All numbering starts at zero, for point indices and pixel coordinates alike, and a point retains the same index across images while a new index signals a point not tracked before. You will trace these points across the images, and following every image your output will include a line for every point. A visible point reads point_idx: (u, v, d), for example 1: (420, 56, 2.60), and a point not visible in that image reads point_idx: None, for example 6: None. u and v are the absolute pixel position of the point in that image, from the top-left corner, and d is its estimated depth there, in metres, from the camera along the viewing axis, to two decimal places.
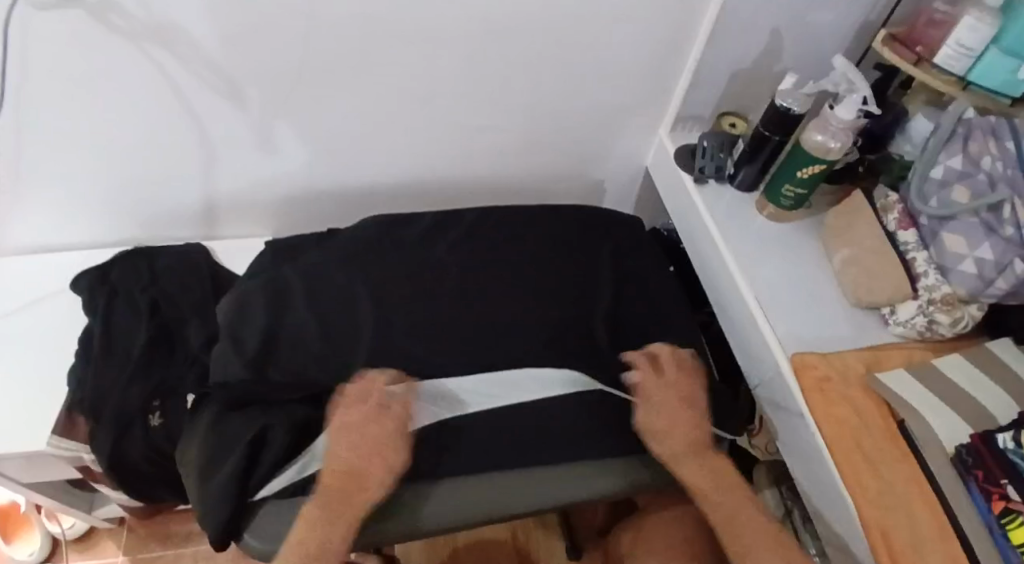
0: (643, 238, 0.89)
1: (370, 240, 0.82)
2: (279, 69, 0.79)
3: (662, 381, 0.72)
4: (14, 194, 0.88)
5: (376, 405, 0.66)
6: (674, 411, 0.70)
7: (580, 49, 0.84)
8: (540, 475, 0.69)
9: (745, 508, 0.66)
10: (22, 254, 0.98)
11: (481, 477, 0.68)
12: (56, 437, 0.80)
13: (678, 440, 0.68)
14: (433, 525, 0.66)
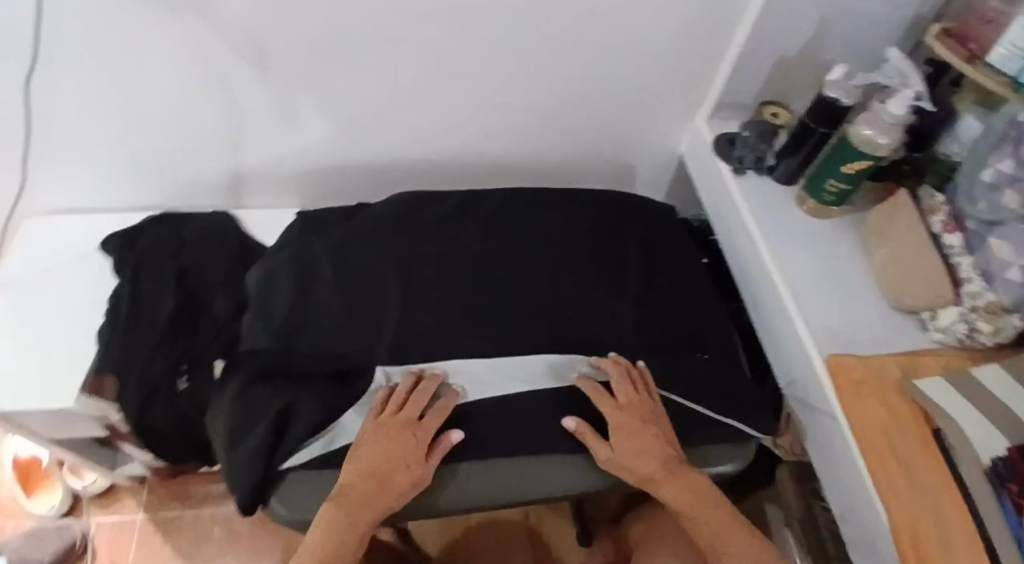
0: (677, 227, 0.87)
1: (396, 215, 0.82)
2: (306, 39, 0.78)
3: (617, 404, 0.68)
4: (46, 156, 0.89)
5: (412, 413, 0.65)
6: (637, 436, 0.66)
7: (617, 31, 0.81)
8: (531, 465, 0.69)
9: (730, 523, 0.64)
10: (52, 215, 0.99)
11: (476, 464, 0.68)
12: (85, 395, 0.81)
13: (646, 467, 0.65)
14: (434, 508, 0.67)
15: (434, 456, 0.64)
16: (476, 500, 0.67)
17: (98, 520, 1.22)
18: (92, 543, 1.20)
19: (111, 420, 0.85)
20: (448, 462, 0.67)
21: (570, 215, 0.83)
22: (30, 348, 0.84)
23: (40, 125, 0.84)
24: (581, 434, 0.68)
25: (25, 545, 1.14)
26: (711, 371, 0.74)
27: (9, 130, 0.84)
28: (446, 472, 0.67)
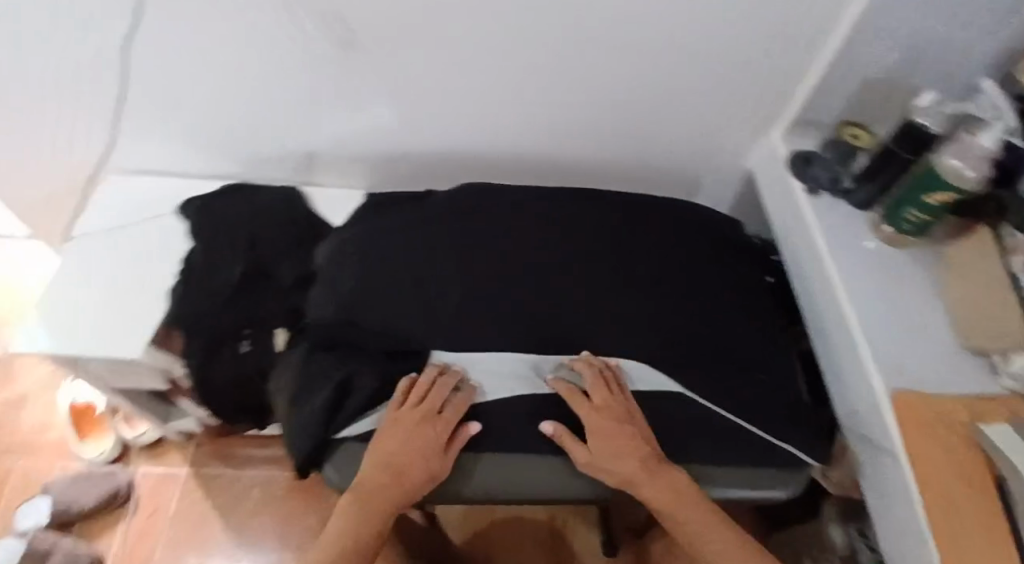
0: (743, 241, 0.86)
1: (462, 203, 0.83)
2: (391, 28, 0.79)
3: (594, 405, 0.69)
4: (133, 119, 0.93)
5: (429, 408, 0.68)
6: (614, 438, 0.67)
7: (699, 43, 0.81)
8: (524, 462, 0.69)
9: (714, 525, 0.65)
10: (133, 174, 1.04)
11: (475, 456, 0.69)
12: (152, 347, 0.86)
13: (626, 469, 0.66)
14: (444, 491, 0.69)
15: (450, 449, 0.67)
16: (486, 489, 0.68)
17: (145, 470, 1.28)
18: (137, 490, 1.26)
19: (175, 372, 0.91)
20: (472, 449, 0.69)
21: (634, 219, 0.83)
22: (103, 303, 0.89)
23: (134, 89, 0.89)
24: (558, 437, 0.69)
25: (73, 488, 1.21)
26: (772, 395, 0.73)
27: (106, 89, 0.88)
28: (466, 458, 0.69)
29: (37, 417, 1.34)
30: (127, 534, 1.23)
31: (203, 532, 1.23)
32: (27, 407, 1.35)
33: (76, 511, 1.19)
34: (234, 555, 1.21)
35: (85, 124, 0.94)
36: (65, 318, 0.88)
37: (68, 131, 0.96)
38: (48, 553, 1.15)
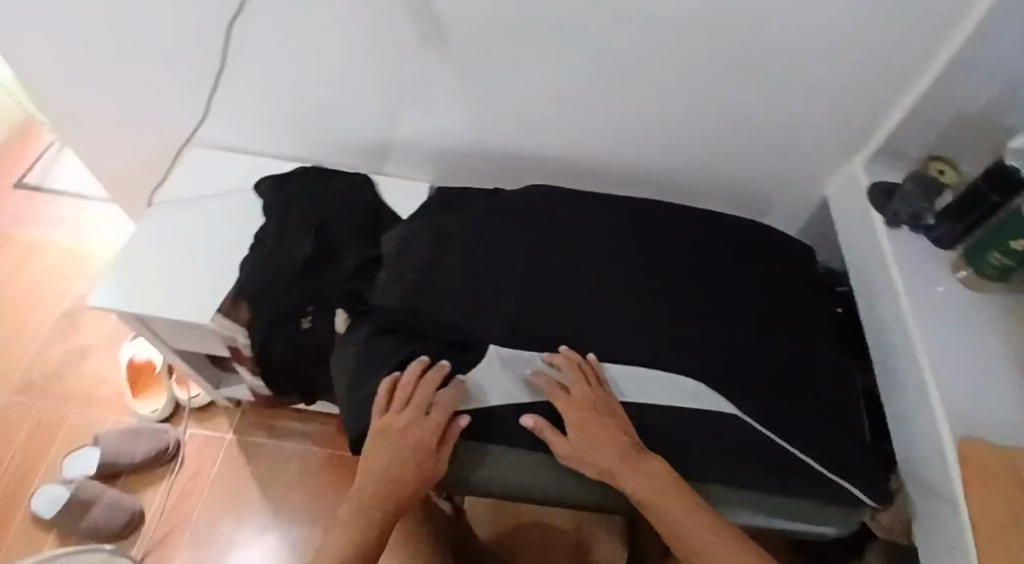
0: (812, 269, 0.85)
1: (533, 203, 0.84)
2: (482, 25, 0.81)
3: (571, 397, 0.70)
4: (230, 89, 0.99)
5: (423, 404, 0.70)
6: (592, 431, 0.68)
7: (786, 66, 0.80)
8: (522, 459, 0.72)
9: (693, 518, 0.63)
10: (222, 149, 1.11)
11: (479, 447, 0.73)
12: (219, 315, 0.92)
13: (604, 461, 0.66)
14: (476, 483, 0.72)
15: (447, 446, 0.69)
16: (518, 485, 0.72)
17: (192, 431, 1.33)
18: (183, 449, 1.31)
19: (240, 343, 0.95)
20: (506, 445, 0.73)
21: (702, 235, 0.83)
22: (178, 268, 0.96)
23: (231, 59, 0.94)
24: (540, 432, 0.70)
25: (123, 441, 1.26)
26: (832, 429, 0.72)
27: (206, 58, 0.94)
28: (499, 453, 0.72)
29: (98, 369, 1.41)
30: (169, 490, 1.27)
31: (239, 498, 1.27)
32: (90, 358, 1.42)
33: (124, 462, 1.25)
34: (267, 524, 1.24)
35: (183, 92, 1.01)
36: (140, 278, 0.95)
37: (168, 96, 1.03)
38: (94, 501, 1.19)
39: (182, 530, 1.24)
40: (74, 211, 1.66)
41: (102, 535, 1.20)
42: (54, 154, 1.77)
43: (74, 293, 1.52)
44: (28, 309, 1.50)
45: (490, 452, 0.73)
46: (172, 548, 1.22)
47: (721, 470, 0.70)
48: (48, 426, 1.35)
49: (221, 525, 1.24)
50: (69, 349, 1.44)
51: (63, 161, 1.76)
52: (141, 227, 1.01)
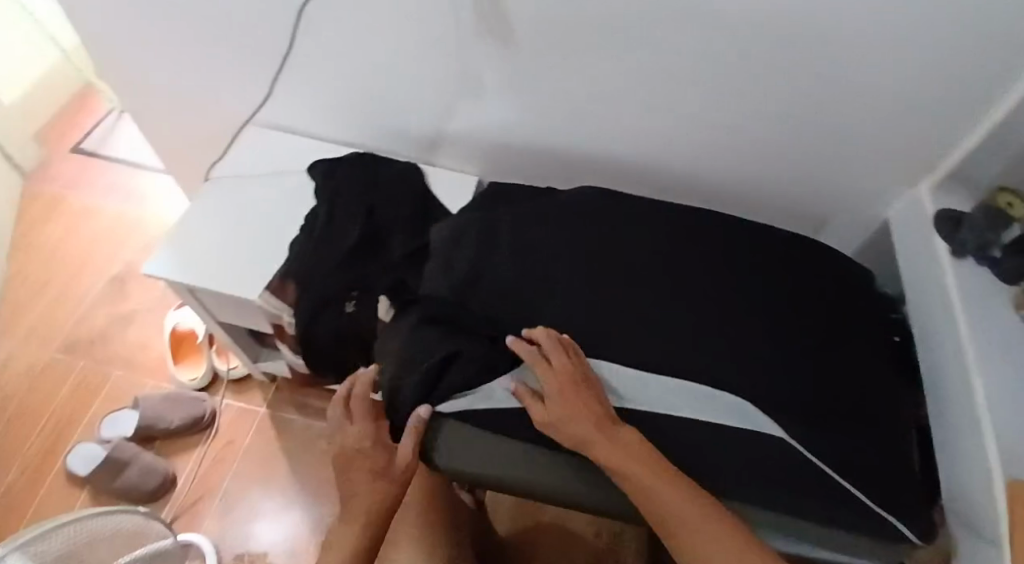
0: (864, 291, 0.84)
1: (587, 203, 0.84)
2: (551, 22, 0.82)
3: (550, 366, 0.69)
4: (299, 67, 1.03)
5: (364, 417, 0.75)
6: (569, 402, 0.68)
7: (856, 83, 0.79)
8: (488, 440, 0.75)
9: (664, 490, 0.64)
10: (274, 130, 1.17)
11: (456, 424, 0.76)
12: (266, 293, 0.95)
13: (584, 433, 0.67)
14: (478, 468, 0.75)
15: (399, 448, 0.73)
16: (518, 472, 0.74)
17: (228, 402, 1.36)
18: (218, 419, 1.34)
19: (285, 321, 0.98)
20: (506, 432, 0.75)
21: (755, 250, 0.82)
22: (231, 242, 1.00)
23: (300, 36, 0.97)
24: (520, 394, 0.72)
25: (162, 406, 1.29)
26: (876, 459, 0.71)
27: (280, 34, 0.98)
28: (499, 438, 0.75)
29: (142, 334, 1.45)
30: (202, 458, 1.31)
31: (268, 471, 1.29)
32: (135, 323, 1.47)
33: (161, 428, 1.28)
34: (293, 499, 1.26)
35: (258, 65, 1.05)
36: (192, 249, 1.00)
37: (242, 70, 1.07)
38: (129, 462, 1.23)
39: (211, 497, 1.27)
40: (133, 179, 1.71)
41: (135, 496, 1.24)
42: (115, 122, 1.82)
43: (124, 257, 1.57)
44: (80, 271, 1.56)
45: (491, 438, 0.75)
46: (201, 514, 1.25)
47: (760, 487, 0.70)
48: (90, 385, 1.39)
49: (248, 496, 1.27)
50: (116, 313, 1.48)
51: (123, 129, 1.81)
52: (197, 199, 1.06)
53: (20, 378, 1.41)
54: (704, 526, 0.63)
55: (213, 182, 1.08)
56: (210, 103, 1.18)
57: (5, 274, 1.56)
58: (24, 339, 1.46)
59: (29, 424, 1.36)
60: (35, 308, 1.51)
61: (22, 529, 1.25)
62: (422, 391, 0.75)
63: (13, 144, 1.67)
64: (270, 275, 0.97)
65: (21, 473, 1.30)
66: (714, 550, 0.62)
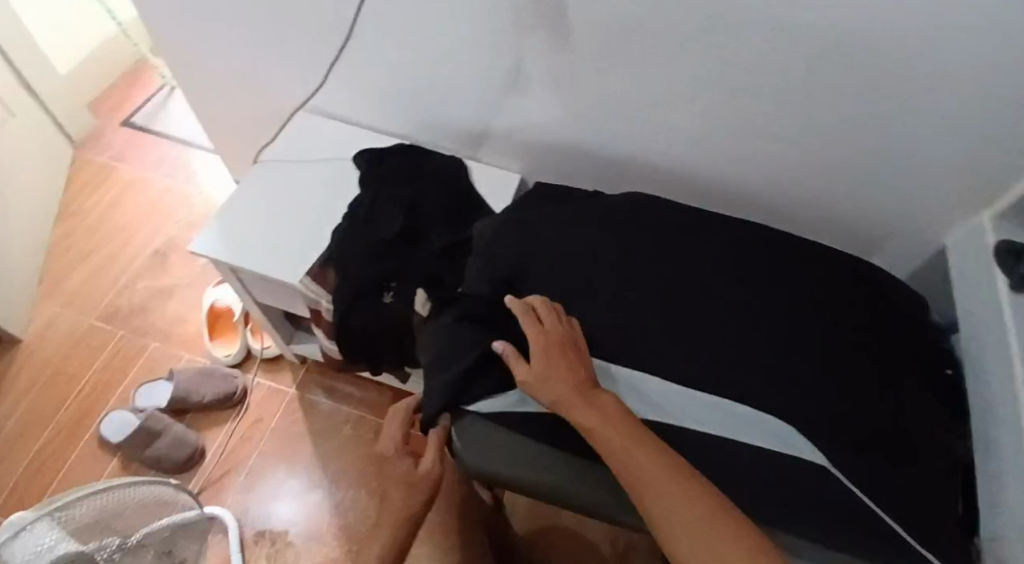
0: (901, 313, 0.84)
1: (631, 209, 0.90)
2: (620, 22, 0.86)
3: (541, 327, 0.73)
4: (364, 58, 1.09)
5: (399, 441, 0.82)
6: (556, 361, 0.71)
7: (912, 99, 0.82)
8: (494, 436, 0.77)
9: (637, 448, 0.66)
10: (322, 115, 1.23)
11: (475, 418, 0.78)
12: (307, 280, 0.99)
13: (562, 389, 0.70)
14: (492, 466, 0.77)
15: (422, 462, 0.80)
16: (532, 472, 0.76)
17: (259, 380, 1.38)
18: (249, 396, 1.37)
19: (322, 308, 1.00)
20: (520, 431, 0.77)
21: (788, 262, 0.85)
22: (276, 227, 1.05)
23: (368, 25, 1.02)
24: (507, 357, 0.74)
25: (195, 380, 1.32)
26: (913, 487, 0.71)
27: (352, 22, 1.03)
28: (514, 437, 0.77)
29: (180, 308, 1.48)
30: (230, 433, 1.33)
31: (292, 451, 1.31)
32: (173, 297, 1.50)
33: (194, 401, 1.31)
34: (314, 481, 1.28)
35: (328, 51, 1.10)
36: (238, 230, 1.04)
37: (311, 55, 1.12)
38: (160, 433, 1.26)
39: (236, 473, 1.29)
40: (180, 155, 1.74)
41: (163, 467, 1.27)
42: (163, 99, 1.86)
43: (167, 231, 1.60)
44: (126, 240, 1.60)
45: (506, 436, 0.78)
46: (226, 488, 1.27)
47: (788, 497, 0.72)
48: (127, 355, 1.43)
49: (272, 474, 1.29)
50: (156, 286, 1.52)
51: (171, 106, 1.84)
52: (245, 180, 1.11)
53: (60, 341, 1.45)
54: (674, 484, 0.63)
55: (260, 166, 1.13)
56: (273, 86, 1.22)
57: (51, 239, 1.61)
58: (67, 305, 1.50)
59: (66, 387, 1.40)
60: (78, 276, 1.54)
61: (55, 486, 1.29)
62: (458, 386, 0.77)
63: (66, 114, 1.71)
64: (311, 261, 1.01)
65: (55, 434, 1.34)
66: (682, 506, 0.62)
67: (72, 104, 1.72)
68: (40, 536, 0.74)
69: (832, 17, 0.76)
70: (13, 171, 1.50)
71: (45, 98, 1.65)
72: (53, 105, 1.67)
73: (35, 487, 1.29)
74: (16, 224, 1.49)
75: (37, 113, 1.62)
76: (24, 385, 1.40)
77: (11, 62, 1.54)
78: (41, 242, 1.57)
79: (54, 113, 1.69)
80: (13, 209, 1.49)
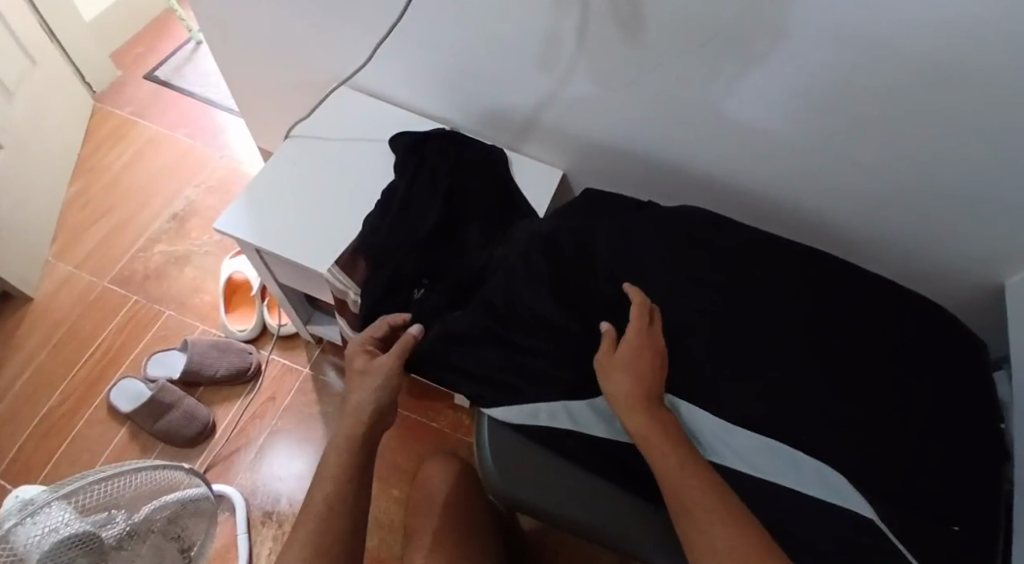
0: (966, 345, 0.80)
1: (686, 225, 0.86)
2: (689, 19, 0.80)
3: (640, 332, 0.72)
4: (411, 33, 1.03)
5: (364, 341, 0.83)
6: (643, 362, 0.71)
7: (996, 132, 0.75)
8: (512, 448, 0.73)
9: (689, 471, 0.64)
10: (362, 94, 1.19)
11: (495, 423, 0.75)
12: (336, 268, 0.96)
13: (631, 389, 0.69)
14: (520, 491, 0.71)
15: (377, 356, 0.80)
16: (557, 490, 0.70)
17: (274, 357, 1.35)
18: (263, 371, 1.34)
19: (349, 300, 0.97)
20: (532, 444, 0.73)
21: (836, 292, 0.81)
22: (307, 213, 1.02)
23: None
24: (608, 337, 0.74)
25: (208, 354, 1.29)
26: (958, 549, 0.66)
27: None
28: (529, 450, 0.73)
29: (197, 276, 1.45)
30: (242, 410, 1.30)
31: (303, 431, 1.28)
32: (189, 265, 1.46)
33: (207, 375, 1.29)
34: None
35: (373, 22, 1.04)
36: (267, 206, 1.02)
37: (355, 26, 1.06)
38: (171, 406, 1.24)
39: (245, 450, 1.27)
40: (203, 115, 1.69)
41: (173, 441, 1.25)
42: (189, 55, 1.79)
43: (185, 195, 1.56)
44: (145, 201, 1.55)
45: (522, 447, 0.73)
46: (234, 467, 1.25)
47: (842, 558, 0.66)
48: (140, 321, 1.40)
49: (280, 454, 1.26)
50: (172, 251, 1.48)
51: (197, 62, 1.78)
52: (277, 153, 1.10)
53: (74, 303, 1.42)
54: (719, 505, 0.62)
55: (294, 141, 1.11)
56: (314, 53, 1.16)
57: (68, 194, 1.56)
58: (81, 265, 1.46)
59: (79, 350, 1.37)
60: (94, 236, 1.50)
61: (62, 451, 1.27)
62: (487, 395, 0.76)
63: (88, 66, 1.65)
64: (339, 251, 0.98)
65: (64, 398, 1.32)
66: (728, 525, 0.60)
67: (96, 55, 1.66)
68: (45, 520, 0.72)
69: (921, 39, 0.70)
70: (32, 123, 1.45)
71: (69, 48, 1.59)
72: (75, 55, 1.61)
73: (43, 450, 1.27)
74: (33, 179, 1.44)
75: (60, 63, 1.56)
76: (33, 347, 1.37)
77: (35, 8, 1.47)
78: (57, 198, 1.53)
79: (76, 63, 1.62)
80: (31, 163, 1.44)
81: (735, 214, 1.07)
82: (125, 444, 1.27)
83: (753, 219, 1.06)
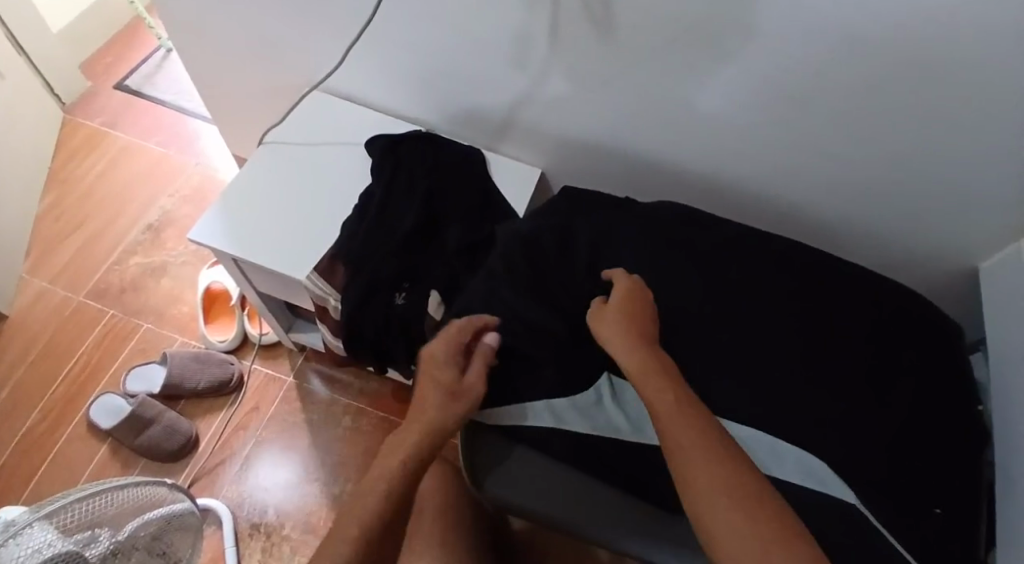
0: (943, 330, 0.81)
1: (665, 220, 0.86)
2: (662, 15, 0.80)
3: (630, 290, 0.72)
4: (385, 35, 1.02)
5: (452, 341, 0.72)
6: (634, 318, 0.70)
7: (965, 121, 0.76)
8: (495, 447, 0.74)
9: (687, 411, 0.62)
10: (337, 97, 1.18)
11: (478, 424, 0.75)
12: (314, 274, 0.95)
13: (625, 338, 0.68)
14: (504, 493, 0.71)
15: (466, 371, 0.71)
16: (539, 489, 0.71)
17: (256, 366, 1.34)
18: (246, 382, 1.32)
19: (330, 306, 0.96)
20: (514, 442, 0.74)
21: (820, 284, 0.81)
22: (284, 219, 1.01)
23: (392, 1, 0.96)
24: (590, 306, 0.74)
25: (189, 367, 1.27)
26: (943, 534, 0.67)
27: None
28: (510, 449, 0.74)
29: (175, 287, 1.43)
30: (225, 421, 1.29)
31: (289, 440, 1.27)
32: (166, 276, 1.44)
33: (189, 388, 1.27)
34: (308, 472, 1.24)
35: (346, 25, 1.03)
36: (243, 214, 1.01)
37: (327, 29, 1.05)
38: (152, 421, 1.22)
39: (231, 461, 1.25)
40: (176, 123, 1.66)
41: (156, 455, 1.23)
42: (160, 63, 1.77)
43: (160, 205, 1.53)
44: (119, 212, 1.53)
45: (504, 447, 0.74)
46: (219, 480, 1.23)
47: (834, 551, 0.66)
48: (118, 335, 1.37)
49: (266, 464, 1.25)
50: (148, 263, 1.45)
51: (169, 70, 1.76)
52: (252, 160, 1.08)
53: (50, 318, 1.40)
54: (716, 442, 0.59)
55: (267, 147, 1.09)
56: (287, 58, 1.15)
57: (40, 207, 1.53)
58: (55, 279, 1.44)
59: (56, 366, 1.34)
60: (67, 250, 1.48)
61: (42, 469, 1.24)
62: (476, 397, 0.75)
63: (57, 77, 1.62)
64: (316, 257, 0.97)
65: (42, 416, 1.29)
66: (719, 475, 0.57)
67: (65, 66, 1.63)
68: (29, 541, 0.70)
69: (891, 31, 0.70)
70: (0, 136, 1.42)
71: (36, 59, 1.56)
72: (43, 65, 1.58)
73: (22, 469, 1.24)
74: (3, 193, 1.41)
75: (27, 73, 1.53)
76: (9, 364, 1.34)
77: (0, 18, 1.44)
78: (28, 211, 1.50)
79: (44, 74, 1.60)
80: None
81: (713, 208, 1.07)
82: (107, 460, 1.25)
83: (730, 212, 1.06)
